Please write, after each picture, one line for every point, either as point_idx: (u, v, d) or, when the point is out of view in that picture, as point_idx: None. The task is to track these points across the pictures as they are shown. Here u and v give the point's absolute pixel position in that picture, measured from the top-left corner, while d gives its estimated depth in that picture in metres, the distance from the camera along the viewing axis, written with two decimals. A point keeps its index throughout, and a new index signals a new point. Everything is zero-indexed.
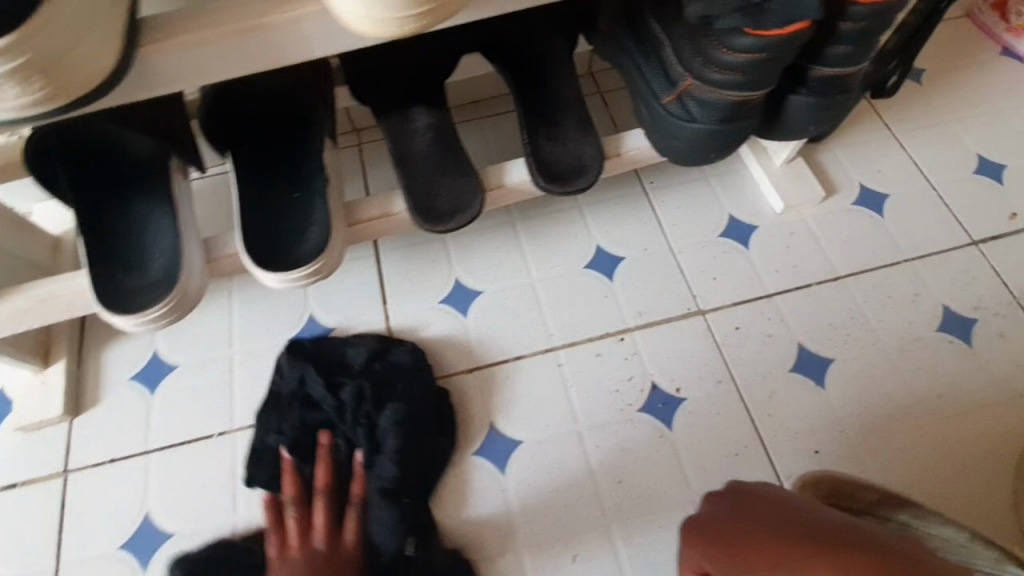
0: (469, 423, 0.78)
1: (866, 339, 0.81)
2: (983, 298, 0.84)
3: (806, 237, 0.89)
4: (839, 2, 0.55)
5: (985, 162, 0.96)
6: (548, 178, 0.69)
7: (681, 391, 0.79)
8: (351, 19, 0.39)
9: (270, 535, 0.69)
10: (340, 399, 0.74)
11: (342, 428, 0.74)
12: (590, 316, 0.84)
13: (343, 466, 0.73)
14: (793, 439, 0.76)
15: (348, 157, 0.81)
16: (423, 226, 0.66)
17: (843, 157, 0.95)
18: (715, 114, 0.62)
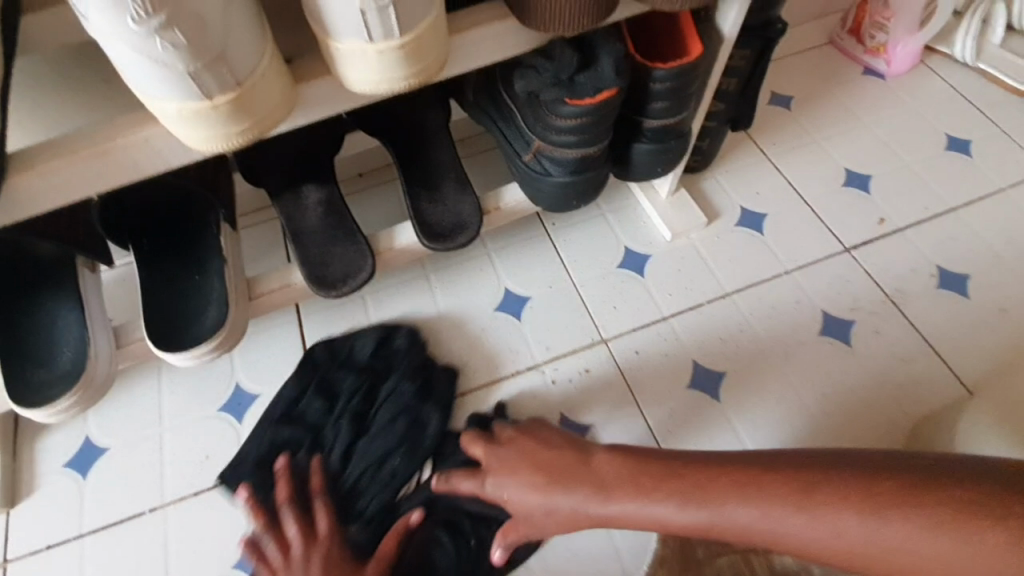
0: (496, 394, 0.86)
1: (753, 348, 0.87)
2: (859, 299, 0.91)
3: (696, 260, 0.96)
4: (645, 68, 0.64)
5: (853, 174, 1.05)
6: (431, 237, 0.75)
7: (588, 419, 0.83)
8: (191, 141, 0.45)
9: (266, 542, 0.63)
10: (356, 393, 0.83)
11: (349, 423, 0.81)
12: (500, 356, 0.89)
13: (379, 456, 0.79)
14: (693, 451, 0.81)
15: (259, 234, 0.87)
16: (318, 293, 0.73)
17: (723, 183, 1.04)
18: (565, 169, 0.70)
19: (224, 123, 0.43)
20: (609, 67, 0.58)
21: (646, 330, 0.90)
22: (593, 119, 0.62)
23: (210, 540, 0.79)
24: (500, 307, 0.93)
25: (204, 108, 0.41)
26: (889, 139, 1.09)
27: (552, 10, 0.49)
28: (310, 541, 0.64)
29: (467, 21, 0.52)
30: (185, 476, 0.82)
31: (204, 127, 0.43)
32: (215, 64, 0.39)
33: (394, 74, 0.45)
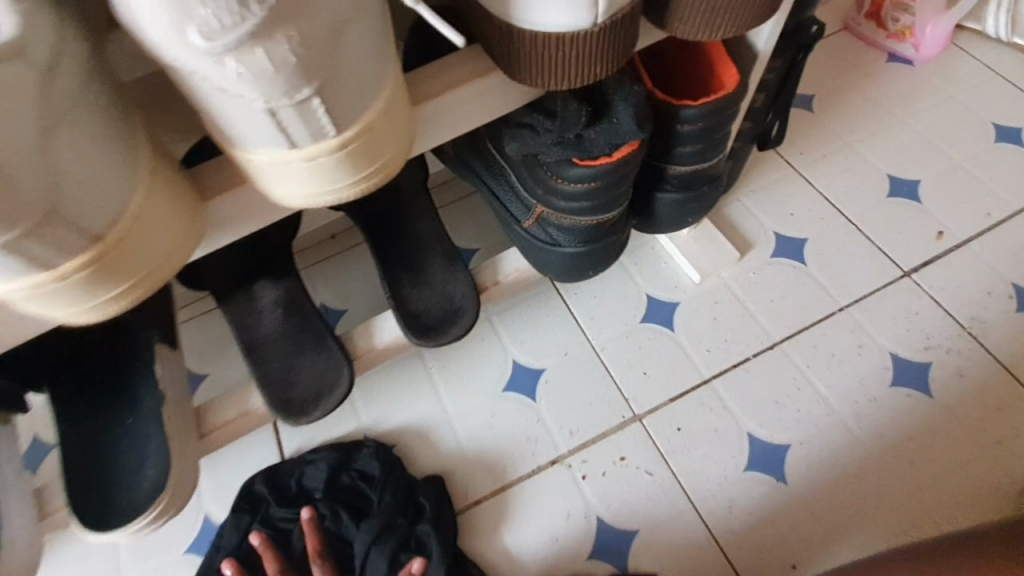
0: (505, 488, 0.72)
1: (815, 410, 0.74)
2: (931, 335, 0.77)
3: (732, 304, 0.82)
4: (669, 106, 0.49)
5: (897, 182, 0.91)
6: (419, 331, 0.61)
7: (632, 523, 0.70)
8: (60, 318, 0.31)
9: None
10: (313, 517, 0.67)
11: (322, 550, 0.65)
12: (516, 449, 0.75)
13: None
14: (763, 551, 0.68)
15: None
16: (285, 421, 0.58)
17: (750, 208, 0.89)
18: (577, 237, 0.55)
19: (85, 292, 0.29)
20: (630, 117, 0.44)
21: (687, 400, 0.76)
22: (611, 180, 0.48)
23: None
24: (509, 386, 0.78)
25: (44, 283, 0.28)
26: (930, 135, 0.96)
27: (552, 60, 0.35)
28: None
29: (437, 82, 0.38)
30: None
31: (55, 303, 0.29)
32: (43, 228, 0.25)
33: (338, 185, 0.31)
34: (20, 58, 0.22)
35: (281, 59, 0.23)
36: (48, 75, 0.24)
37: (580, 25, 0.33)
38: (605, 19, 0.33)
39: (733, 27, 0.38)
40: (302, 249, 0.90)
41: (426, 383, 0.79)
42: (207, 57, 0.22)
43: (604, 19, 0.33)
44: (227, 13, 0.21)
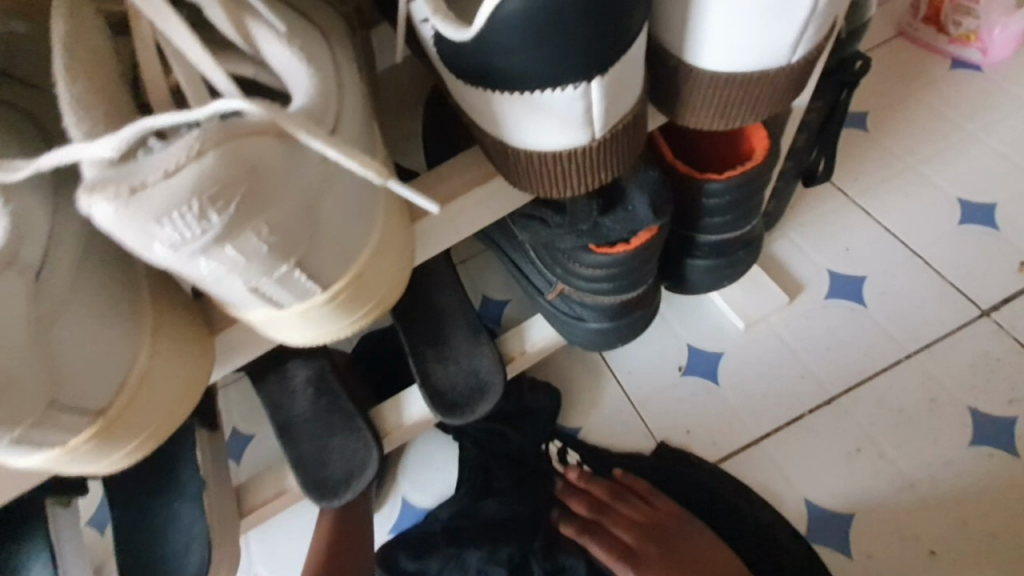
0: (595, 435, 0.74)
1: (880, 474, 0.67)
2: (1019, 386, 0.69)
3: (783, 354, 0.75)
4: (692, 180, 0.47)
5: (970, 206, 0.82)
6: (445, 409, 0.60)
7: (771, 456, 0.70)
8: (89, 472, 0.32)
9: (590, 496, 0.69)
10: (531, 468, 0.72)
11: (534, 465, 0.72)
12: None
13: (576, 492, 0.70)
14: (871, 521, 0.65)
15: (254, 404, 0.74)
16: (318, 502, 0.59)
17: (800, 241, 0.83)
18: (601, 314, 0.53)
19: (100, 454, 0.30)
20: (644, 205, 0.42)
21: (738, 463, 0.70)
22: (628, 263, 0.46)
23: None
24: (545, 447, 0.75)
25: (58, 454, 0.28)
26: (1007, 149, 0.86)
27: (551, 173, 0.33)
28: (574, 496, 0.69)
29: (434, 196, 0.37)
30: None
31: (72, 469, 0.30)
32: (45, 417, 0.26)
33: (330, 333, 0.31)
34: (10, 267, 0.24)
35: (253, 250, 0.23)
36: (36, 279, 0.25)
37: (577, 143, 0.31)
38: (604, 132, 0.31)
39: (751, 116, 0.35)
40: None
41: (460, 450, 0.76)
42: (183, 261, 0.22)
43: (602, 133, 0.31)
44: (192, 228, 0.21)
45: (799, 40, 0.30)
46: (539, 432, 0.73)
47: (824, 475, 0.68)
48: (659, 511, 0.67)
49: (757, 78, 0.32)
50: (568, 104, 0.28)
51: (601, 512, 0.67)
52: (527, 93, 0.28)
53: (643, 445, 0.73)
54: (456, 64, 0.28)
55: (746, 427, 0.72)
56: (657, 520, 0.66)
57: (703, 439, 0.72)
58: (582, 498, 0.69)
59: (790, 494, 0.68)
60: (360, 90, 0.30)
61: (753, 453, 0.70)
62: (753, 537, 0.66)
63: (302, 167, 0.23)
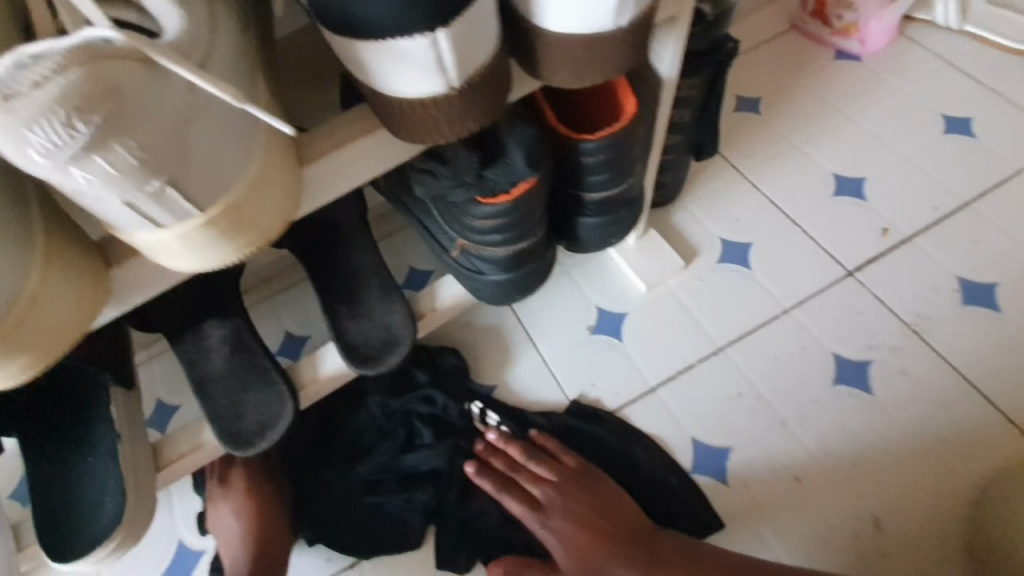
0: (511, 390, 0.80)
1: (756, 413, 0.76)
2: (874, 334, 0.79)
3: (680, 312, 0.83)
4: (570, 141, 0.52)
5: (843, 180, 0.93)
6: (359, 361, 0.64)
7: (666, 402, 0.78)
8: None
9: (503, 456, 0.72)
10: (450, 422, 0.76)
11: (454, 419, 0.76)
12: None
13: (492, 452, 0.73)
14: (749, 454, 0.74)
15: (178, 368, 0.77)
16: (234, 452, 0.61)
17: (699, 212, 0.91)
18: (498, 266, 0.58)
19: None
20: (520, 158, 0.48)
21: (637, 409, 0.78)
22: (512, 214, 0.51)
23: None
24: None
25: None
26: (877, 131, 0.97)
27: (419, 121, 0.38)
28: (489, 456, 0.72)
29: (322, 143, 0.41)
30: None
31: None
32: None
33: (216, 259, 0.34)
34: None
35: (123, 163, 0.26)
36: None
37: (438, 89, 0.35)
38: (461, 80, 0.36)
39: (599, 74, 0.40)
40: (251, 285, 0.89)
41: None
42: (56, 169, 0.25)
43: (459, 83, 0.35)
44: (61, 136, 0.24)
45: (623, 5, 0.36)
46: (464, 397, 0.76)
47: (711, 417, 0.76)
48: (568, 466, 0.70)
49: (594, 38, 0.37)
50: (422, 52, 0.33)
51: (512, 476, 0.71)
52: (385, 41, 0.32)
53: (554, 398, 0.80)
54: (322, 15, 0.32)
55: (644, 377, 0.79)
56: (565, 473, 0.69)
57: (606, 389, 0.79)
58: (497, 457, 0.72)
59: (681, 434, 0.75)
60: (238, 37, 0.34)
61: (650, 400, 0.78)
62: (648, 476, 0.73)
63: (169, 92, 0.27)
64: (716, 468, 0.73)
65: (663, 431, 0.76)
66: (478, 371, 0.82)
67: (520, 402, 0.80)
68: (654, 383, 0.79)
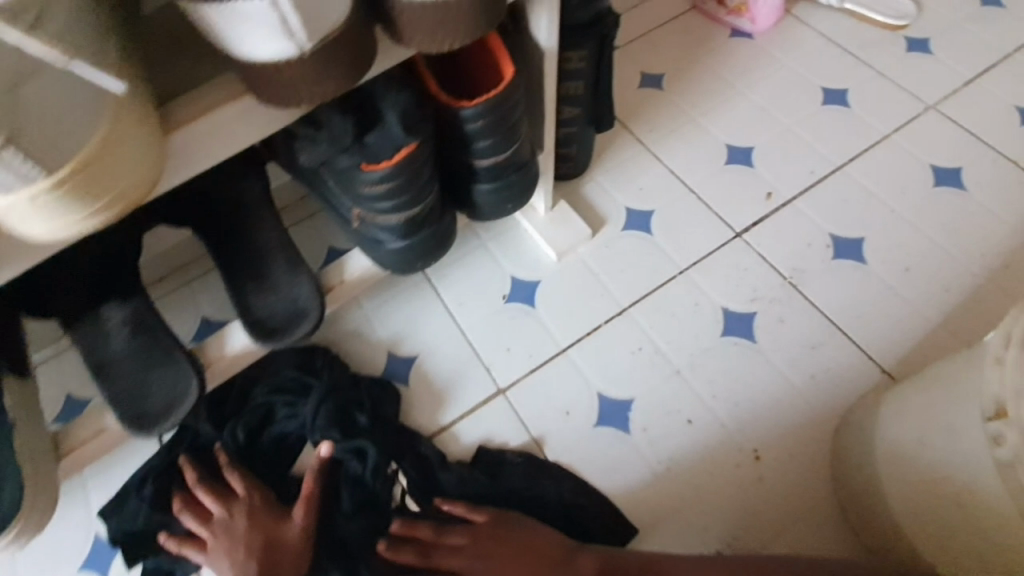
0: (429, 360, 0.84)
1: (655, 366, 0.81)
2: (758, 288, 0.86)
3: (587, 277, 0.88)
4: (452, 108, 0.55)
5: (736, 149, 1.00)
6: (266, 335, 0.65)
7: (575, 363, 0.82)
8: None
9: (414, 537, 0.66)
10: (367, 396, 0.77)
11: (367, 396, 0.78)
12: None
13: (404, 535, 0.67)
14: (648, 404, 0.79)
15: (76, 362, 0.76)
16: (140, 434, 0.61)
17: (605, 184, 0.96)
18: (395, 232, 0.60)
19: None
20: (397, 123, 0.50)
21: (549, 370, 0.82)
22: (398, 180, 0.53)
23: None
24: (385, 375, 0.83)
25: None
26: (765, 104, 1.05)
27: (281, 84, 0.39)
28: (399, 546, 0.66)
29: (189, 110, 0.42)
30: None
31: None
32: None
33: (74, 221, 0.35)
34: None
35: None
36: None
37: (291, 52, 0.37)
38: (314, 44, 0.37)
39: (456, 40, 0.43)
40: (152, 279, 0.87)
41: None
42: None
43: (311, 45, 0.37)
44: None
45: None
46: (392, 449, 0.75)
47: (615, 372, 0.81)
48: (481, 526, 0.66)
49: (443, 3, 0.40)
50: (262, 13, 0.34)
51: (431, 552, 0.65)
52: (227, 2, 0.34)
53: (472, 364, 0.83)
54: None
55: (554, 339, 0.84)
56: (484, 536, 0.65)
57: (520, 353, 0.83)
58: (409, 546, 0.66)
59: (587, 389, 0.80)
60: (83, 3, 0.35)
61: (559, 362, 0.82)
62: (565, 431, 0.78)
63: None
64: (619, 418, 0.79)
65: (571, 389, 0.81)
66: (397, 344, 0.85)
67: (439, 370, 0.83)
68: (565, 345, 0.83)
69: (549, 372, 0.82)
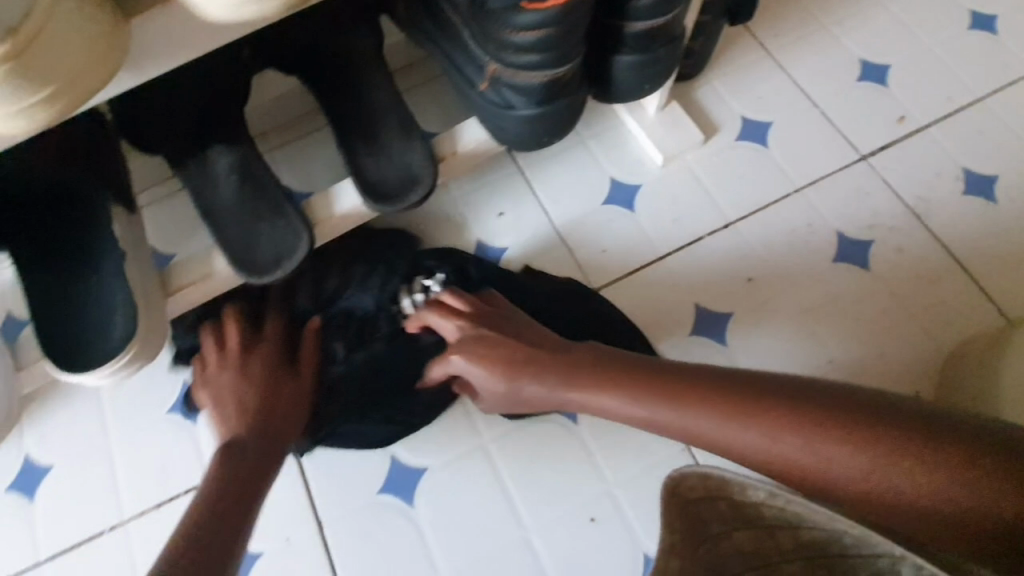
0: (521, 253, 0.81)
1: (758, 284, 0.78)
2: (878, 215, 0.80)
3: (693, 185, 0.83)
4: None
5: (868, 66, 0.90)
6: (377, 198, 0.62)
7: (675, 273, 0.79)
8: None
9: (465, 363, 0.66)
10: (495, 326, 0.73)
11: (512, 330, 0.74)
12: None
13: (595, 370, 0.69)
14: (747, 321, 0.76)
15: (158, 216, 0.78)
16: (249, 281, 0.60)
17: (721, 88, 0.88)
18: (532, 96, 0.55)
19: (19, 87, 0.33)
20: None
21: (645, 277, 0.79)
22: (557, 26, 0.48)
23: None
24: None
25: None
26: (907, 17, 0.94)
27: None
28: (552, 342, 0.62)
29: None
30: (142, 491, 0.73)
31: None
32: None
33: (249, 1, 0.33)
34: None
35: None
36: None
37: None
38: None
39: None
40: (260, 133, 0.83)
41: None
42: None
43: None
44: None
45: None
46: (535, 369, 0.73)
47: (716, 284, 0.78)
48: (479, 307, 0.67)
49: None
50: None
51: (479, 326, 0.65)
52: None
53: (565, 263, 0.80)
54: None
55: (654, 245, 0.80)
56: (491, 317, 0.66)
57: (615, 257, 0.80)
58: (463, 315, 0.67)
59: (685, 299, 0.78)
60: None
61: (656, 268, 0.79)
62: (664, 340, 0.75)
63: None
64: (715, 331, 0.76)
65: (668, 297, 0.78)
66: (489, 234, 0.82)
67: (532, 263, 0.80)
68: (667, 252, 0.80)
69: (647, 279, 0.79)
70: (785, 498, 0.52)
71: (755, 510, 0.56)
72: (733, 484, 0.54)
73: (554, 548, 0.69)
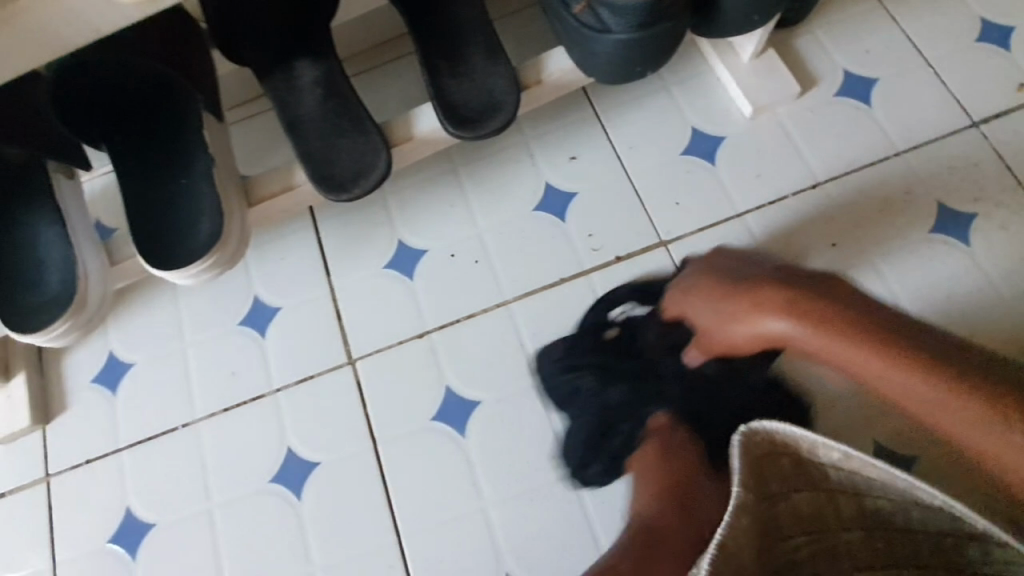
0: (591, 198, 0.78)
1: (842, 250, 0.73)
2: (986, 188, 0.73)
3: (780, 142, 0.78)
4: None
5: (994, 24, 0.80)
6: (458, 123, 0.60)
7: (752, 232, 0.75)
8: None
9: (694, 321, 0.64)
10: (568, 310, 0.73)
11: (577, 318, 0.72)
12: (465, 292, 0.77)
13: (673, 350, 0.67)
14: None
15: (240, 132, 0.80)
16: (328, 196, 0.60)
17: (823, 39, 0.81)
18: (631, 16, 0.52)
19: None
20: None
21: (720, 234, 0.75)
22: None
23: (240, 452, 0.75)
24: (541, 207, 0.78)
25: None
26: None
27: None
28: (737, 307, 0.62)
29: None
30: (214, 393, 0.77)
31: None
32: None
33: None
34: None
35: None
36: None
37: None
38: None
39: None
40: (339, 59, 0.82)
41: (458, 200, 0.80)
42: None
43: None
44: None
45: None
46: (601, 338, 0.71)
47: (795, 247, 0.74)
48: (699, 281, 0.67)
49: None
50: None
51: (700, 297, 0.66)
52: None
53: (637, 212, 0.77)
54: None
55: (732, 202, 0.76)
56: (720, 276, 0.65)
57: (690, 210, 0.76)
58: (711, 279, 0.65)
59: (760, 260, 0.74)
60: None
61: (733, 225, 0.75)
62: None
63: None
64: None
65: None
66: (560, 178, 0.79)
67: (601, 210, 0.78)
68: (745, 209, 0.76)
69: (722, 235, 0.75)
70: (860, 460, 0.49)
71: (819, 470, 0.54)
72: (808, 442, 0.51)
73: (599, 494, 0.69)
